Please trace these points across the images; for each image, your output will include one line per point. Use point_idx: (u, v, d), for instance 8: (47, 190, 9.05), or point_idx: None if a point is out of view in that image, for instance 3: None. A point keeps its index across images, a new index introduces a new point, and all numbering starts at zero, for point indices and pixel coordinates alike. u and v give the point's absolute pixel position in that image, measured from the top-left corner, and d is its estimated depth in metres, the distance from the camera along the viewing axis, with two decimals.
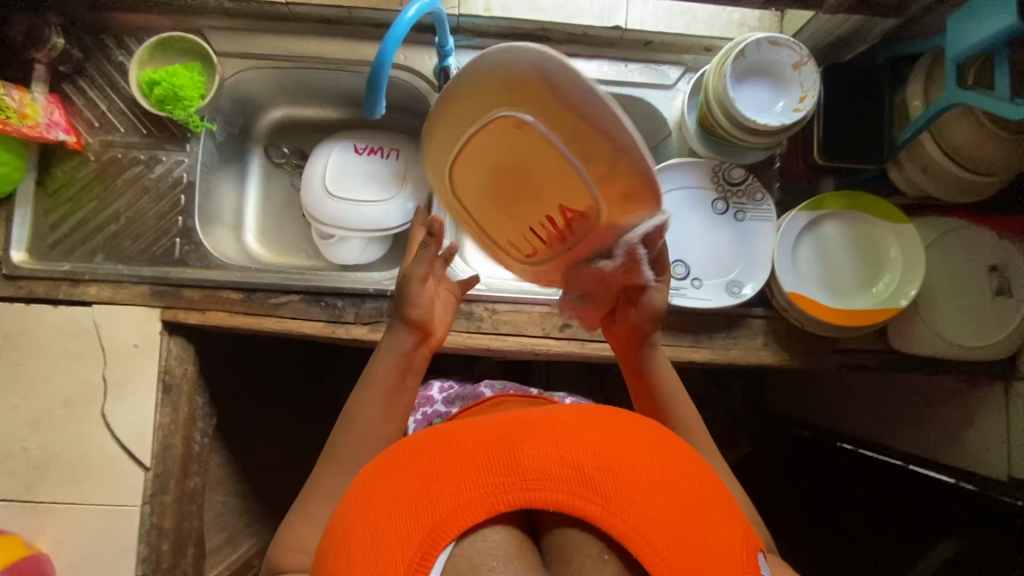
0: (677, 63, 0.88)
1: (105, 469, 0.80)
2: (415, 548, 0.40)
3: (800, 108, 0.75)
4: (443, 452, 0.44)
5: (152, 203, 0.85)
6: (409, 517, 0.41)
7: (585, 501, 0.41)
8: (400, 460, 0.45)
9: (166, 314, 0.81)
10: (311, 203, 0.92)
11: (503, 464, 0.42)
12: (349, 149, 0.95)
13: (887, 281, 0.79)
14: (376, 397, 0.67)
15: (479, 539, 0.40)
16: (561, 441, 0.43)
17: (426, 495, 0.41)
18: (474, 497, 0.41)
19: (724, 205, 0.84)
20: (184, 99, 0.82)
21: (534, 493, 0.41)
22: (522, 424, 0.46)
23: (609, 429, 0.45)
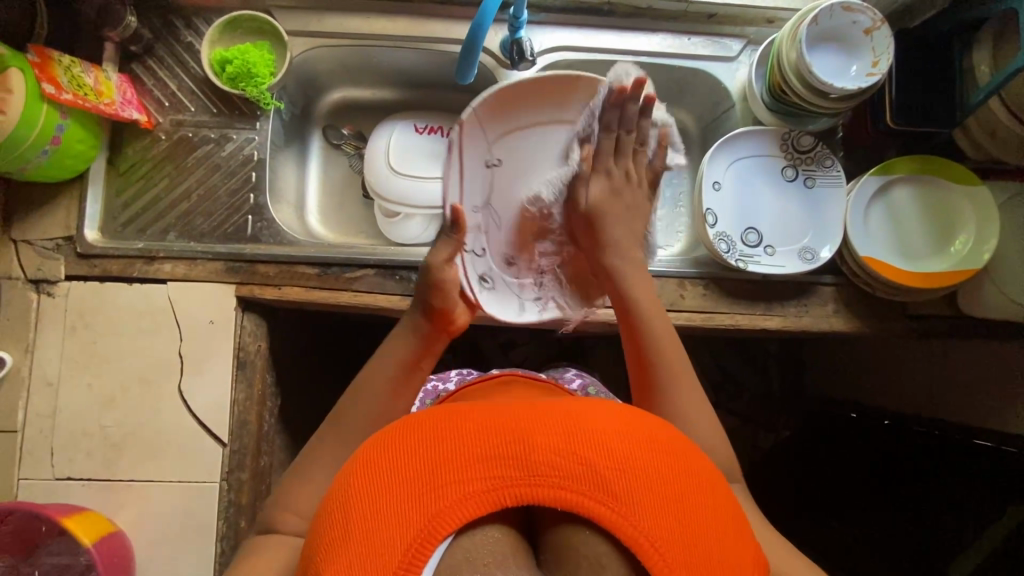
0: (739, 36, 0.90)
1: (183, 446, 0.79)
2: (412, 537, 0.38)
3: (874, 72, 0.76)
4: (449, 434, 0.42)
5: (223, 180, 0.85)
6: (412, 501, 0.39)
7: (592, 501, 0.40)
8: (402, 436, 0.43)
9: (241, 290, 0.81)
10: (376, 181, 0.93)
11: (512, 457, 0.41)
12: (410, 129, 0.96)
13: (960, 243, 0.79)
14: (396, 361, 0.66)
15: (477, 533, 0.40)
16: (569, 439, 0.42)
17: (428, 481, 0.40)
18: (478, 489, 0.40)
19: (794, 171, 0.85)
20: (257, 76, 0.82)
21: (541, 490, 0.40)
22: (535, 412, 0.44)
23: (624, 427, 0.44)
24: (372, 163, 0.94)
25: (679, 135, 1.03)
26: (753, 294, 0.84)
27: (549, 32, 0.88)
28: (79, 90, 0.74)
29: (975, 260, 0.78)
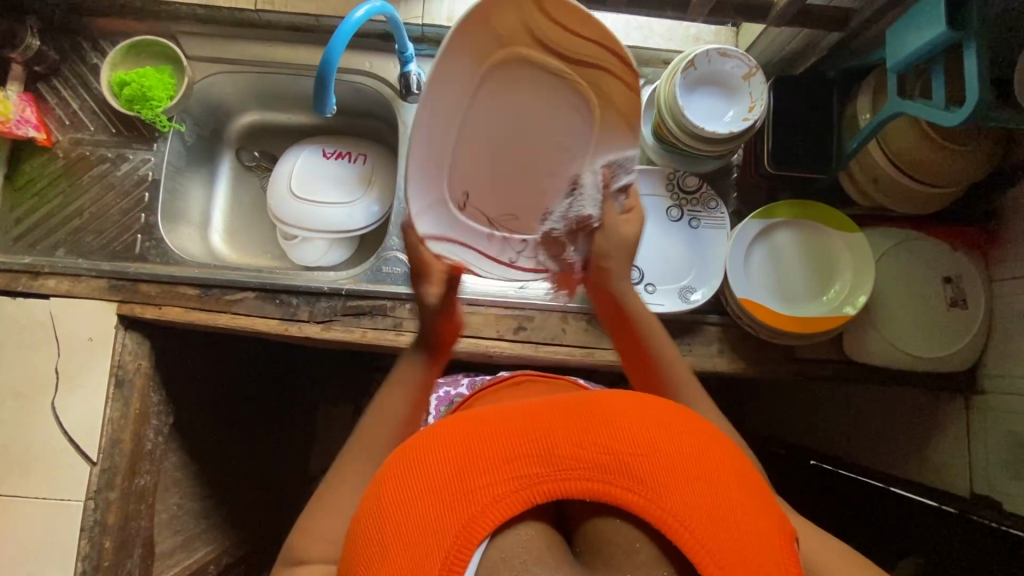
0: (636, 75, 0.91)
1: (50, 463, 0.79)
2: (446, 544, 0.36)
3: (749, 117, 0.77)
4: (474, 439, 0.40)
5: (116, 199, 0.86)
6: (443, 506, 0.37)
7: (624, 492, 0.38)
8: (430, 444, 0.41)
9: (122, 308, 0.82)
10: (275, 205, 0.94)
11: (536, 453, 0.39)
12: (316, 153, 0.98)
13: (838, 289, 0.79)
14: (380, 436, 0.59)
15: (513, 531, 0.37)
16: (591, 428, 0.40)
17: (457, 485, 0.38)
18: (507, 489, 0.38)
19: (678, 212, 0.85)
20: (152, 99, 0.84)
21: (573, 485, 0.38)
22: (556, 406, 0.42)
23: (649, 412, 0.42)
24: (273, 187, 0.96)
25: None
26: None
27: None
28: None
29: (846, 307, 0.78)
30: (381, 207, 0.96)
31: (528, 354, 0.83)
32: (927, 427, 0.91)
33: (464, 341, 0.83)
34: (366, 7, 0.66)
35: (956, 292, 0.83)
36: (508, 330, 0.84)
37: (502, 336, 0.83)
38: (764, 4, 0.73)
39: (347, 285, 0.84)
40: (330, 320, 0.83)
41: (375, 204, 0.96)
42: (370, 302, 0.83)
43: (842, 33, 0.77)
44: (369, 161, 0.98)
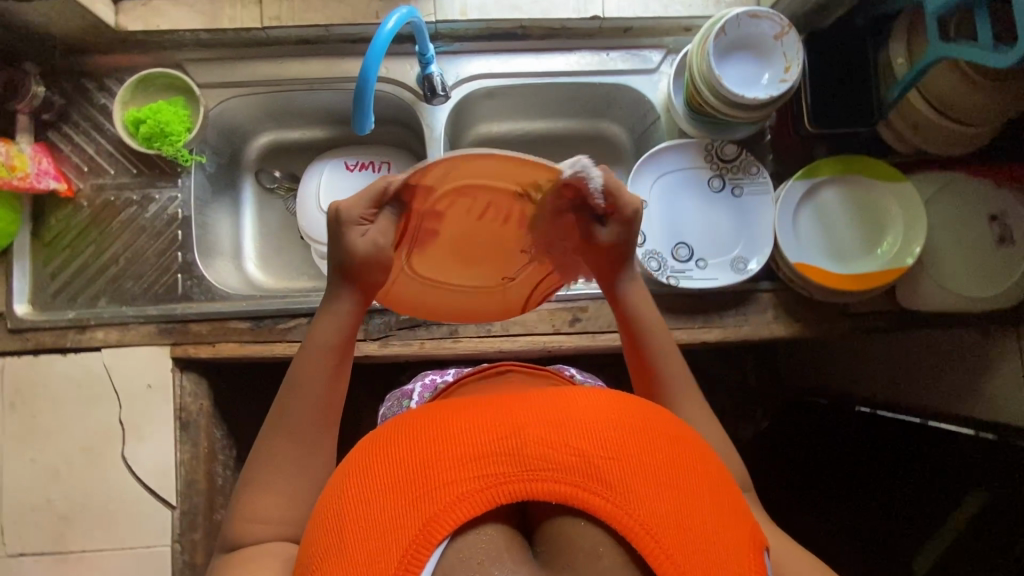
0: (658, 46, 0.89)
1: (131, 512, 0.79)
2: (405, 543, 0.35)
3: (786, 78, 0.75)
4: (440, 436, 0.39)
5: (150, 241, 0.84)
6: (404, 505, 0.36)
7: (590, 496, 0.36)
8: (396, 440, 0.40)
9: (177, 351, 0.81)
10: (307, 226, 0.92)
11: (503, 453, 0.37)
12: (340, 167, 0.96)
13: (890, 241, 0.79)
14: (313, 378, 0.54)
15: (473, 533, 0.36)
16: (560, 427, 0.38)
17: (422, 482, 0.37)
18: (470, 490, 0.36)
19: (720, 182, 0.84)
20: (172, 134, 0.82)
21: (540, 486, 0.37)
22: (529, 404, 0.41)
23: (624, 415, 0.40)
24: (304, 206, 0.94)
25: (614, 148, 1.02)
26: (690, 308, 0.84)
27: (465, 61, 0.88)
28: None
29: (905, 255, 0.77)
30: None
31: (586, 344, 0.83)
32: (981, 363, 0.92)
33: (521, 339, 0.83)
34: (395, 17, 0.64)
35: (1003, 230, 0.82)
36: (564, 323, 0.84)
37: (558, 330, 0.83)
38: None
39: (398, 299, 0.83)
40: (386, 335, 0.82)
41: None
42: (424, 313, 0.83)
43: None
44: (395, 168, 0.97)
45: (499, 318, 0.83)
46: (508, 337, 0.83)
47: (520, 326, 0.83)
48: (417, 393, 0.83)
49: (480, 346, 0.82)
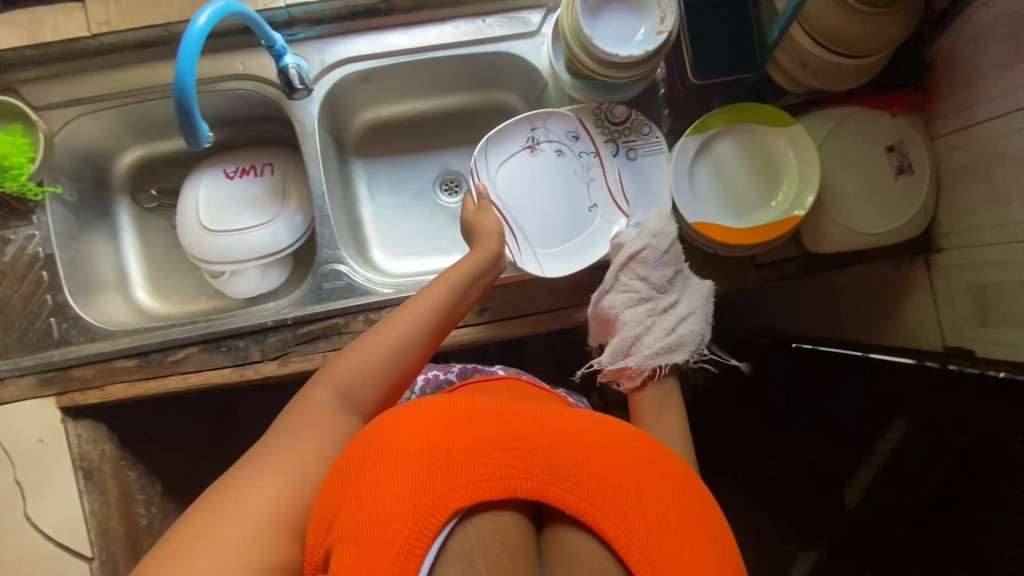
0: (535, 6, 0.83)
1: (45, 571, 0.76)
2: (433, 503, 0.42)
3: (663, 30, 0.71)
4: (480, 424, 0.46)
5: (13, 286, 0.77)
6: (435, 470, 0.43)
7: (598, 512, 0.43)
8: (433, 413, 0.47)
9: (63, 400, 0.76)
10: (191, 245, 0.86)
11: (528, 451, 0.45)
12: (218, 176, 0.89)
13: (787, 188, 0.76)
14: (434, 301, 0.66)
15: (488, 517, 0.43)
16: (582, 452, 0.46)
17: (455, 459, 0.44)
18: (494, 478, 0.44)
19: (614, 148, 0.80)
20: (9, 168, 0.74)
21: (554, 485, 0.44)
22: (557, 421, 0.49)
23: (636, 457, 0.48)
24: (183, 225, 0.87)
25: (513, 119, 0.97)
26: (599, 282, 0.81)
27: (329, 46, 0.81)
28: None
29: (801, 204, 0.75)
30: (304, 216, 0.89)
31: (497, 334, 0.80)
32: (896, 293, 0.93)
33: None
34: (207, 12, 0.58)
35: (901, 158, 0.81)
36: (471, 314, 0.81)
37: (466, 322, 0.80)
38: None
39: (293, 313, 0.79)
40: (285, 353, 0.78)
41: (297, 215, 0.89)
42: (322, 324, 0.79)
43: None
44: (278, 170, 0.90)
45: None
46: None
47: None
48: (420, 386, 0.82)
49: None
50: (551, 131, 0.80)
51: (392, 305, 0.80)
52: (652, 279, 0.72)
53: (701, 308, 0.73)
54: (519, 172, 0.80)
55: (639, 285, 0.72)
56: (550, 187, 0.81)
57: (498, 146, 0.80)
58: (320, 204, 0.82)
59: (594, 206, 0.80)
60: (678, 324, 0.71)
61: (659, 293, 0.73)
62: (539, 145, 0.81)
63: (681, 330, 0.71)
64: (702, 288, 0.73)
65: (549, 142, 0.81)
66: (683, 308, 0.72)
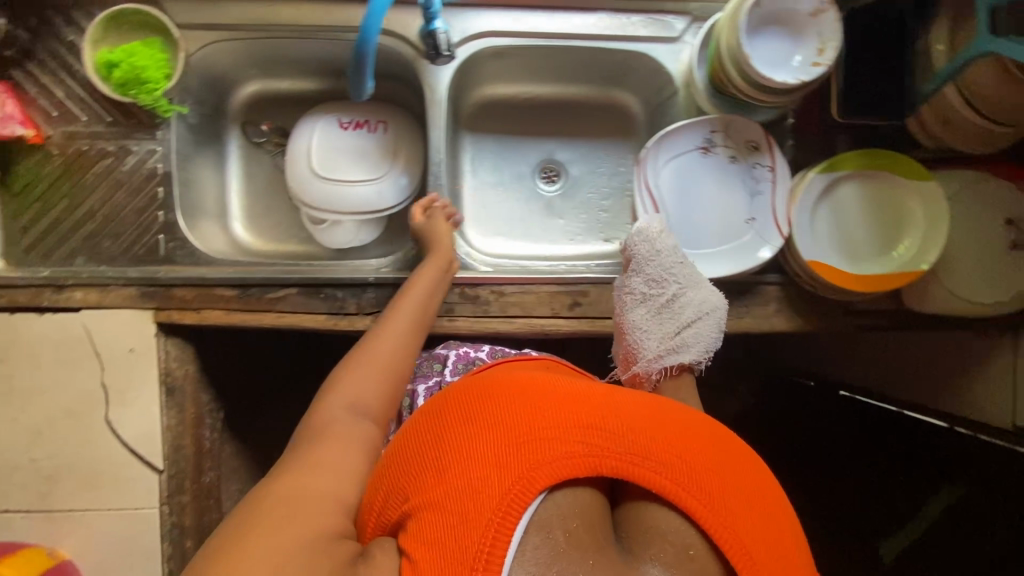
0: (683, 13, 0.81)
1: (117, 475, 0.79)
2: (515, 479, 0.47)
3: (821, 61, 0.70)
4: (553, 409, 0.52)
5: (128, 197, 0.79)
6: (515, 450, 0.49)
7: (663, 479, 0.50)
8: (505, 398, 0.53)
9: (159, 316, 0.78)
10: (299, 187, 0.87)
11: (599, 434, 0.51)
12: (332, 124, 0.90)
13: (908, 243, 0.77)
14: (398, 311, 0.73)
15: (563, 492, 0.49)
16: (636, 431, 0.52)
17: (533, 441, 0.49)
18: (568, 454, 0.49)
19: (740, 167, 0.79)
20: (148, 81, 0.76)
21: (624, 464, 0.50)
22: (621, 404, 0.55)
23: (685, 432, 0.54)
24: (294, 164, 0.88)
25: (627, 120, 0.96)
26: None
27: (474, 15, 0.80)
28: None
29: (920, 261, 0.76)
30: (410, 179, 0.90)
31: (585, 330, 0.81)
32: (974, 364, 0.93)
33: (519, 322, 0.81)
34: None
35: (1018, 234, 0.80)
36: (563, 307, 0.81)
37: (558, 313, 0.81)
38: None
39: (392, 274, 0.80)
40: (379, 310, 0.79)
41: (404, 175, 0.89)
42: None
43: None
44: (390, 129, 0.90)
45: (497, 299, 0.81)
46: (506, 319, 0.81)
47: (517, 308, 0.81)
48: (451, 359, 0.80)
49: (475, 326, 0.80)
50: (730, 136, 0.79)
51: (488, 283, 0.81)
52: (653, 281, 0.74)
53: (710, 316, 0.73)
54: (686, 172, 0.79)
55: (643, 287, 0.74)
56: (707, 192, 0.80)
57: (678, 137, 0.78)
58: (437, 173, 0.84)
59: (751, 219, 0.79)
60: (681, 329, 0.73)
61: (661, 293, 0.74)
62: (713, 147, 0.79)
63: (685, 333, 0.73)
64: (710, 296, 0.73)
65: (725, 147, 0.79)
66: (689, 311, 0.73)
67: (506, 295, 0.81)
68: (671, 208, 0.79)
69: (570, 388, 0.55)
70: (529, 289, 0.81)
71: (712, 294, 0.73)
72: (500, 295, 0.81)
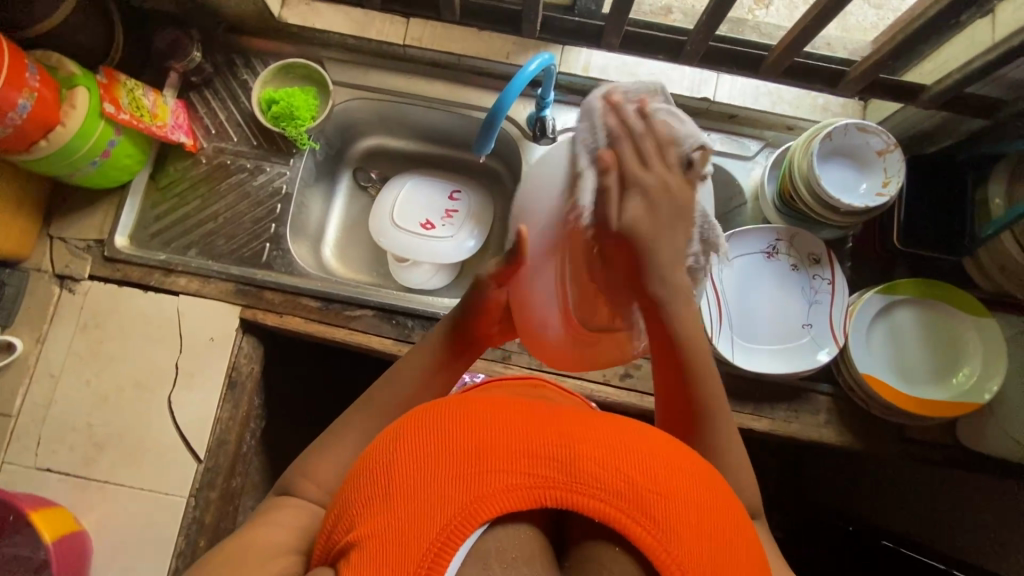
0: (758, 138, 0.92)
1: (159, 455, 0.81)
2: (448, 518, 0.35)
3: (884, 192, 0.78)
4: (499, 428, 0.39)
5: (250, 208, 0.90)
6: (450, 482, 0.36)
7: (629, 518, 0.36)
8: (459, 409, 0.40)
9: (245, 313, 0.85)
10: (382, 235, 0.97)
11: (552, 459, 0.37)
12: (420, 183, 1.02)
13: (966, 372, 0.79)
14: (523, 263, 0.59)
15: (510, 528, 0.37)
16: (614, 452, 0.38)
17: (472, 468, 0.37)
18: (519, 483, 0.37)
19: (802, 277, 0.85)
20: (298, 118, 0.89)
21: (579, 497, 0.37)
22: (588, 423, 0.41)
23: (676, 462, 0.40)
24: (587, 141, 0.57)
25: None
26: (744, 392, 0.83)
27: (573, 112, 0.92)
28: (136, 112, 0.81)
29: (976, 396, 0.77)
30: (476, 242, 0.99)
31: (633, 402, 0.83)
32: None
33: (570, 381, 0.84)
34: (538, 61, 0.69)
35: None
36: (615, 376, 0.84)
37: (608, 381, 0.83)
38: (912, 87, 0.74)
39: None
40: None
41: (472, 238, 0.99)
42: None
43: (985, 121, 0.76)
44: (466, 195, 1.02)
45: None
46: (558, 376, 0.84)
47: (570, 368, 0.84)
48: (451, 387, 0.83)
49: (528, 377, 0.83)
50: (793, 247, 0.85)
51: None
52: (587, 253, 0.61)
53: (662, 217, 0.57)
54: (747, 269, 0.85)
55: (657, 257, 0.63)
56: (767, 292, 0.85)
57: (745, 241, 0.84)
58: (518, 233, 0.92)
59: (808, 325, 0.83)
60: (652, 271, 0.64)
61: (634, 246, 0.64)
62: (777, 254, 0.85)
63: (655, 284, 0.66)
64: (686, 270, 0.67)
65: (787, 255, 0.85)
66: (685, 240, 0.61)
67: None
68: (726, 304, 0.83)
69: (544, 408, 0.42)
70: None
71: (691, 199, 0.58)
72: None
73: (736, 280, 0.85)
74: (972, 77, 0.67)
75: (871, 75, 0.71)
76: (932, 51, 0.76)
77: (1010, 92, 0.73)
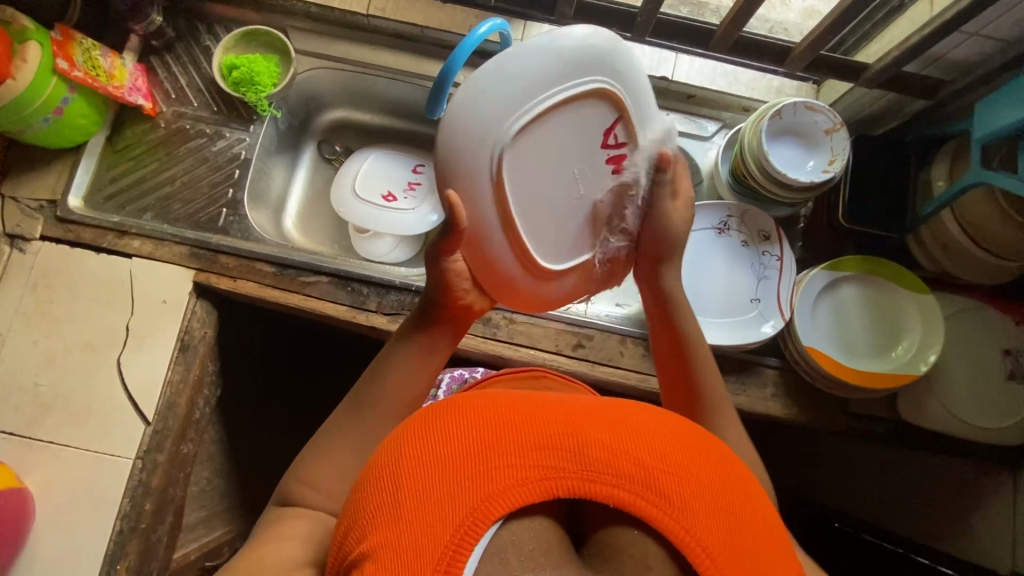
0: (715, 118, 0.94)
1: (106, 416, 0.80)
2: (462, 519, 0.35)
3: (829, 169, 0.80)
4: (505, 425, 0.39)
5: (207, 172, 0.90)
6: (460, 483, 0.36)
7: (643, 501, 0.36)
8: (460, 412, 0.40)
9: (199, 277, 0.84)
10: (340, 206, 0.97)
11: (562, 449, 0.38)
12: (383, 156, 1.02)
13: (906, 346, 0.81)
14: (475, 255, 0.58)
15: (527, 521, 0.37)
16: (620, 438, 0.38)
17: (479, 465, 0.37)
18: (531, 476, 0.37)
19: (750, 251, 0.86)
20: (258, 84, 0.89)
21: (592, 484, 0.37)
22: (589, 411, 0.41)
23: (681, 440, 0.40)
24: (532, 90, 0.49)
25: None
26: None
27: None
28: (91, 71, 0.81)
29: (912, 367, 0.79)
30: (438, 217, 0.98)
31: (584, 372, 0.84)
32: None
33: (523, 350, 0.84)
34: (489, 24, 0.67)
35: (1014, 365, 0.81)
36: (567, 346, 0.85)
37: (560, 351, 0.84)
38: (856, 67, 0.76)
39: (417, 282, 0.87)
40: (397, 313, 0.85)
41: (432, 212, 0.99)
42: None
43: (927, 101, 0.79)
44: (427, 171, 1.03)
45: (506, 324, 0.85)
46: (511, 345, 0.85)
47: (524, 338, 0.85)
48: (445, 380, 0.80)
49: (481, 346, 0.84)
50: (743, 224, 0.87)
51: (501, 308, 0.85)
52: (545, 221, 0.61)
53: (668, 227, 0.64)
54: (699, 244, 0.87)
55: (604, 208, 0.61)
56: (717, 267, 0.87)
57: (696, 216, 0.86)
58: None
59: (756, 300, 0.84)
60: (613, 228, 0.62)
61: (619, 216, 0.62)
62: (728, 230, 0.87)
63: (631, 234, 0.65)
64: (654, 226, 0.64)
65: (738, 232, 0.87)
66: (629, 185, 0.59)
67: (516, 322, 0.85)
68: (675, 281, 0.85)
69: (547, 399, 0.43)
70: (538, 322, 0.85)
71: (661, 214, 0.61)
72: (510, 322, 0.85)
73: (689, 258, 0.86)
74: (910, 54, 0.69)
75: (814, 51, 0.73)
76: (878, 34, 0.78)
77: (949, 73, 0.76)
